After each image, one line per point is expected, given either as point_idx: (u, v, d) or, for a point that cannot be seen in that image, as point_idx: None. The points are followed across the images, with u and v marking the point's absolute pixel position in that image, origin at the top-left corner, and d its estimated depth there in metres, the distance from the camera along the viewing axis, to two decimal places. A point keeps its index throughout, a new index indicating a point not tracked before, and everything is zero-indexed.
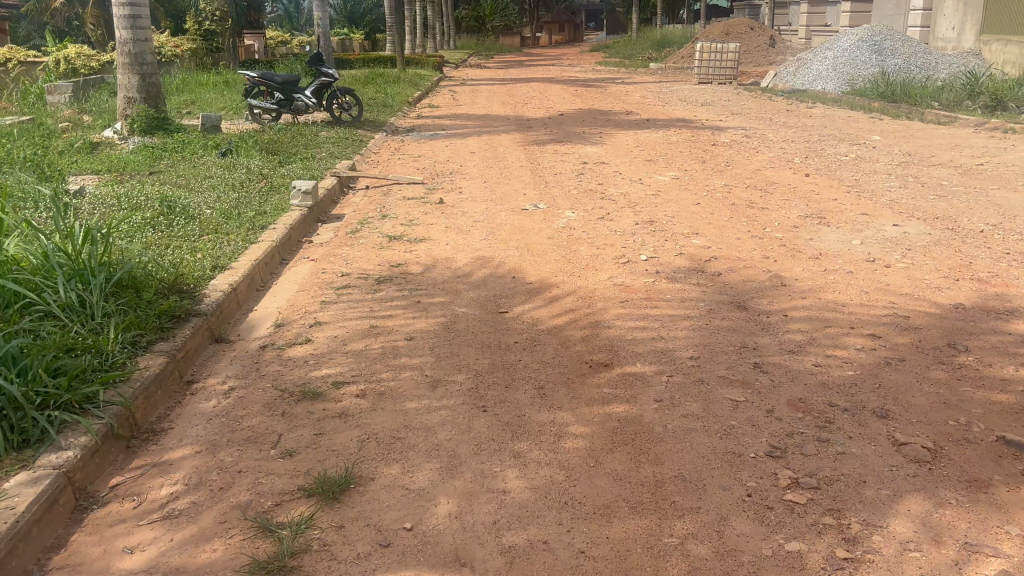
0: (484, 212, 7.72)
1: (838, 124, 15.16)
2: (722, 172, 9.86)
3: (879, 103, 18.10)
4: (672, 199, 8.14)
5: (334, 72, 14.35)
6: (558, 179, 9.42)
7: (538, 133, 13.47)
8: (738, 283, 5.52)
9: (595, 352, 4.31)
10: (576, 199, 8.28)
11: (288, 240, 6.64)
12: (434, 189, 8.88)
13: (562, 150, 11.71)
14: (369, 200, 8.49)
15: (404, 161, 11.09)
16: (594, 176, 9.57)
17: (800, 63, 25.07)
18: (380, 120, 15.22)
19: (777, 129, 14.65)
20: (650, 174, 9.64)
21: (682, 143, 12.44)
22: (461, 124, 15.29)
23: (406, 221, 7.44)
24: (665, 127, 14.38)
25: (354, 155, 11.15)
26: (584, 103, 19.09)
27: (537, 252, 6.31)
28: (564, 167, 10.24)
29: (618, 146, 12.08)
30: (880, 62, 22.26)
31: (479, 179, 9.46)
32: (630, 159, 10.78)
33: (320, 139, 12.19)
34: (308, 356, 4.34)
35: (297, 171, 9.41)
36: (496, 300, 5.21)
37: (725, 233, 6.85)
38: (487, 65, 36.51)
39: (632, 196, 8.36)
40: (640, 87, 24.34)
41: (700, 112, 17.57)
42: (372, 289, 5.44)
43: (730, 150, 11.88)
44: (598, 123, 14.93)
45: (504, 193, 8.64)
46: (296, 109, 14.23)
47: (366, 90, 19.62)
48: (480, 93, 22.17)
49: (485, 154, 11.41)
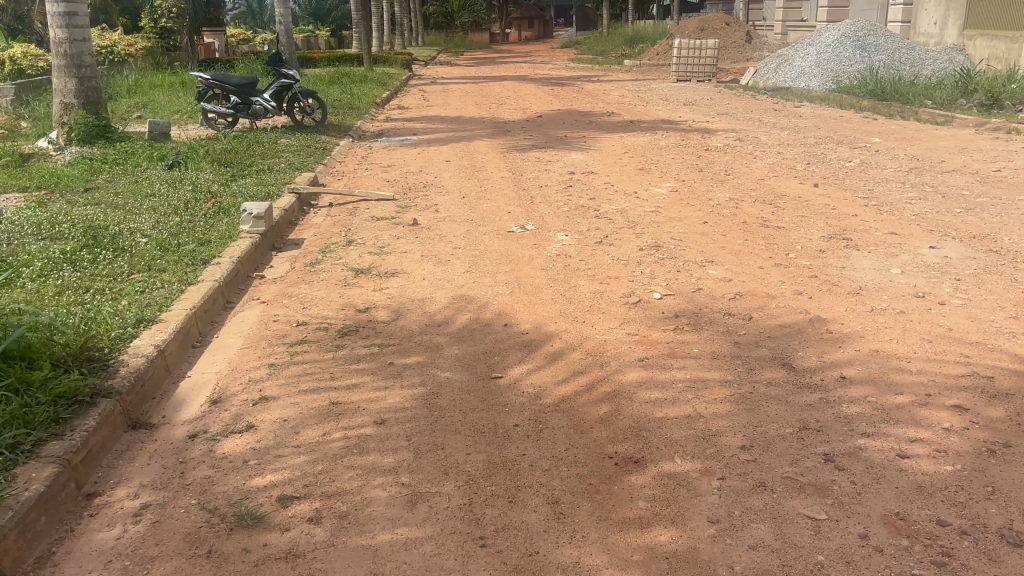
0: (465, 236, 6.77)
1: (832, 125, 14.37)
2: (723, 182, 8.99)
3: (869, 102, 17.35)
4: (675, 218, 7.25)
5: (295, 74, 13.31)
6: (544, 193, 8.50)
7: (517, 139, 12.52)
8: (774, 328, 4.61)
9: (618, 439, 3.37)
10: (567, 218, 7.36)
11: (234, 278, 5.63)
12: (407, 207, 7.91)
13: (544, 157, 10.79)
14: (332, 221, 7.50)
15: (372, 173, 10.10)
16: (584, 189, 8.66)
17: (781, 60, 24.34)
18: (346, 124, 14.18)
19: (769, 131, 13.82)
20: (645, 186, 8.75)
21: (673, 148, 11.58)
22: (433, 128, 14.30)
23: (376, 248, 6.47)
24: (651, 130, 13.51)
25: (317, 167, 10.13)
26: (561, 103, 18.17)
27: (529, 289, 5.37)
28: (548, 178, 9.32)
29: (605, 152, 11.18)
30: (865, 59, 21.56)
31: (456, 194, 8.50)
32: (619, 168, 9.89)
33: (280, 147, 11.15)
34: (248, 454, 3.36)
35: (251, 188, 8.38)
36: (486, 358, 4.25)
37: (744, 260, 5.96)
38: (456, 63, 35.48)
39: (630, 214, 7.46)
40: (617, 86, 23.45)
41: (684, 112, 16.72)
42: (333, 344, 4.45)
43: (725, 155, 11.02)
44: (579, 126, 14.02)
45: (486, 211, 7.69)
46: (254, 113, 13.17)
47: (331, 91, 18.55)
48: (451, 93, 21.16)
49: (461, 163, 10.46)
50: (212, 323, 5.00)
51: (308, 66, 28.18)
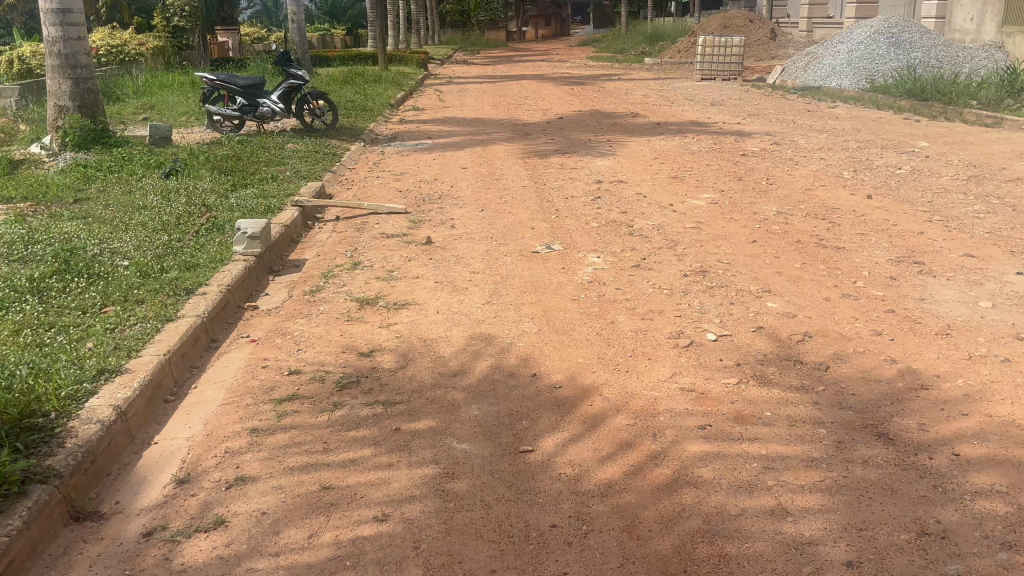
0: (486, 258, 6.03)
1: (872, 128, 13.54)
2: (766, 193, 8.21)
3: (908, 102, 16.49)
4: (719, 236, 6.48)
5: (304, 74, 12.61)
6: (571, 205, 7.75)
7: (538, 143, 11.79)
8: (859, 383, 3.85)
9: (686, 553, 2.63)
10: (598, 235, 6.61)
11: (220, 312, 4.91)
12: (421, 222, 7.18)
13: (568, 163, 10.05)
14: (337, 239, 6.77)
15: (383, 181, 9.39)
16: (615, 201, 7.90)
17: (809, 58, 23.43)
18: (358, 127, 13.48)
19: (806, 134, 13.00)
20: (681, 197, 7.98)
21: (706, 154, 10.80)
22: (450, 131, 13.58)
23: (384, 272, 5.74)
24: (681, 133, 12.73)
25: (325, 175, 9.42)
26: (583, 103, 17.40)
27: (561, 326, 4.62)
28: (574, 188, 8.58)
29: (633, 158, 10.42)
30: (899, 56, 20.66)
31: (474, 207, 7.77)
32: (650, 175, 9.13)
33: (286, 152, 10.46)
34: (214, 566, 2.64)
35: (250, 199, 7.67)
36: (512, 421, 3.51)
37: (806, 290, 5.20)
38: (472, 62, 34.74)
39: (668, 231, 6.68)
40: (640, 85, 22.63)
41: (713, 113, 15.93)
42: (330, 401, 3.73)
43: (763, 161, 10.24)
44: (604, 128, 13.26)
45: (507, 227, 6.94)
46: (261, 116, 12.48)
47: (343, 92, 17.87)
48: (468, 93, 20.43)
49: (480, 170, 9.74)
50: (190, 368, 4.27)
51: (322, 65, 27.54)
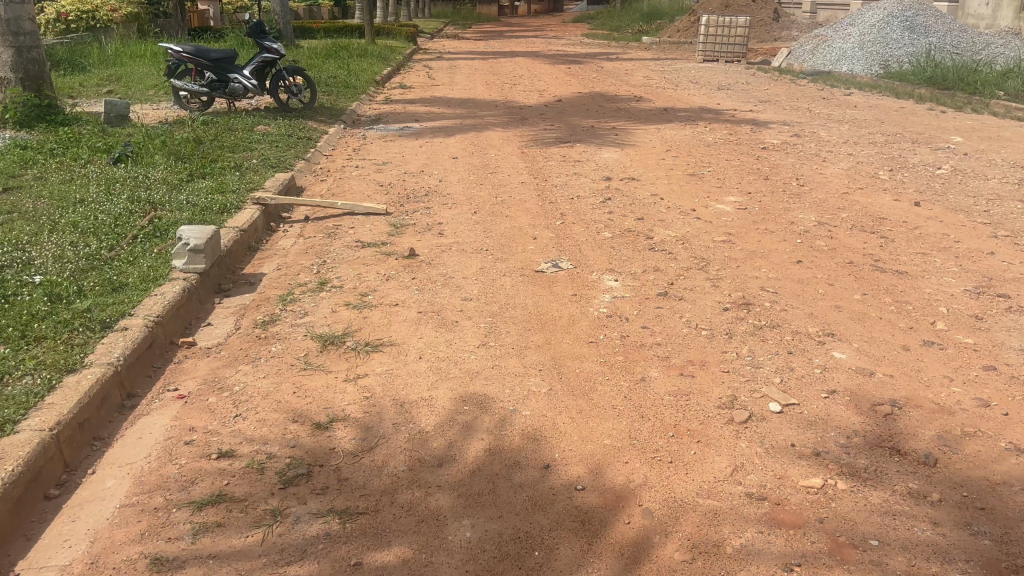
0: (480, 278, 5.01)
1: (895, 118, 12.56)
2: (798, 197, 7.21)
3: (927, 91, 15.53)
4: (756, 255, 5.48)
5: (280, 48, 11.48)
6: (577, 209, 6.73)
7: (537, 129, 10.76)
8: (982, 490, 2.88)
9: None
10: (613, 250, 5.58)
11: (144, 353, 3.86)
12: (403, 228, 6.14)
13: (570, 155, 9.02)
14: (303, 247, 5.72)
15: (362, 172, 8.33)
16: (627, 204, 6.88)
17: (817, 40, 22.37)
18: (338, 106, 12.37)
19: (826, 124, 12.02)
20: (703, 201, 6.96)
21: (722, 146, 9.80)
22: (439, 113, 12.50)
23: (356, 296, 4.70)
24: (690, 122, 11.70)
25: (297, 163, 8.34)
26: (582, 84, 16.31)
27: (577, 384, 3.61)
28: (580, 186, 7.54)
29: (643, 150, 9.39)
30: (914, 41, 19.68)
31: (465, 209, 6.73)
32: (664, 172, 8.10)
33: (256, 135, 9.37)
34: None
35: (205, 193, 6.59)
36: (520, 553, 2.52)
37: (877, 334, 4.21)
38: (464, 36, 33.49)
39: (694, 245, 5.66)
40: (640, 66, 21.53)
41: (721, 99, 14.91)
42: (268, 509, 2.72)
43: (787, 157, 9.25)
44: (608, 114, 12.23)
45: (505, 236, 5.93)
46: (231, 93, 11.35)
47: (324, 66, 16.69)
48: (458, 70, 19.26)
49: (473, 162, 8.69)
50: (90, 441, 3.23)
51: (307, 37, 26.23)
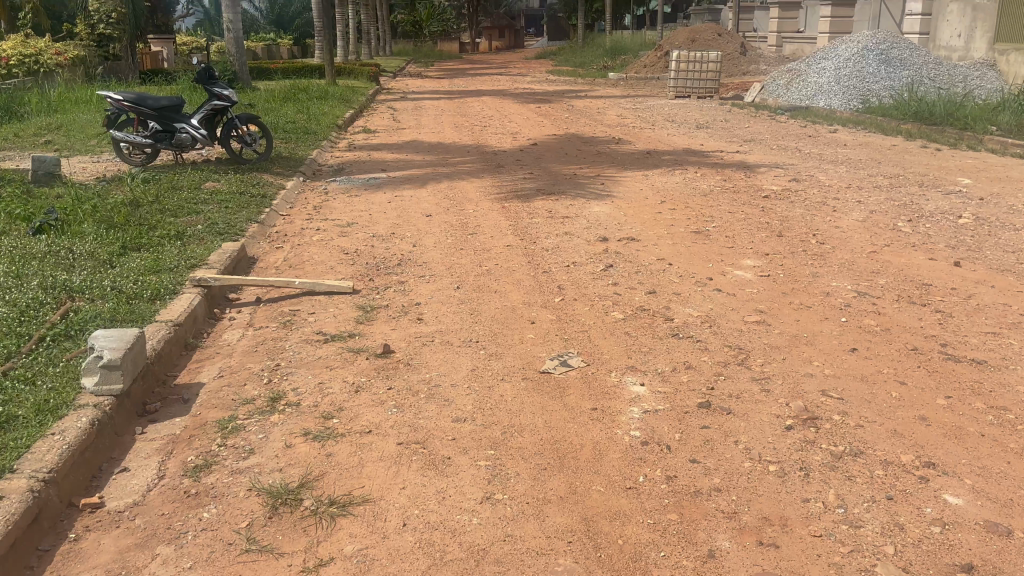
0: (473, 383, 4.03)
1: (891, 158, 11.91)
2: (822, 259, 6.36)
3: (915, 127, 15.01)
4: (800, 343, 4.58)
5: (232, 95, 10.51)
6: (575, 279, 5.80)
7: (516, 178, 9.89)
8: None
9: None
10: (628, 338, 4.64)
11: (26, 533, 2.82)
12: (374, 312, 5.15)
13: (556, 210, 8.12)
14: (252, 344, 4.71)
15: (324, 235, 7.34)
16: (632, 272, 5.97)
17: (791, 74, 21.92)
18: (297, 156, 11.39)
19: (820, 166, 11.32)
20: (718, 266, 6.08)
21: (720, 195, 8.98)
22: (408, 160, 11.58)
23: (317, 419, 3.71)
24: (678, 167, 10.91)
25: (249, 227, 7.33)
26: (555, 125, 15.52)
27: (623, 568, 2.65)
28: (574, 249, 6.63)
29: (635, 201, 8.53)
30: (891, 75, 19.30)
31: (444, 283, 5.76)
32: (665, 230, 7.22)
33: (204, 193, 8.36)
34: None
35: (136, 273, 5.55)
36: None
37: (987, 461, 3.31)
38: (427, 75, 32.74)
39: (723, 330, 4.75)
40: (611, 104, 20.89)
41: (704, 139, 14.22)
42: None
43: (793, 206, 8.46)
44: (589, 159, 11.42)
45: (498, 320, 4.97)
46: (178, 145, 10.35)
47: (282, 111, 15.71)
48: (424, 112, 18.36)
49: (448, 221, 7.75)
50: None
51: (264, 78, 25.28)
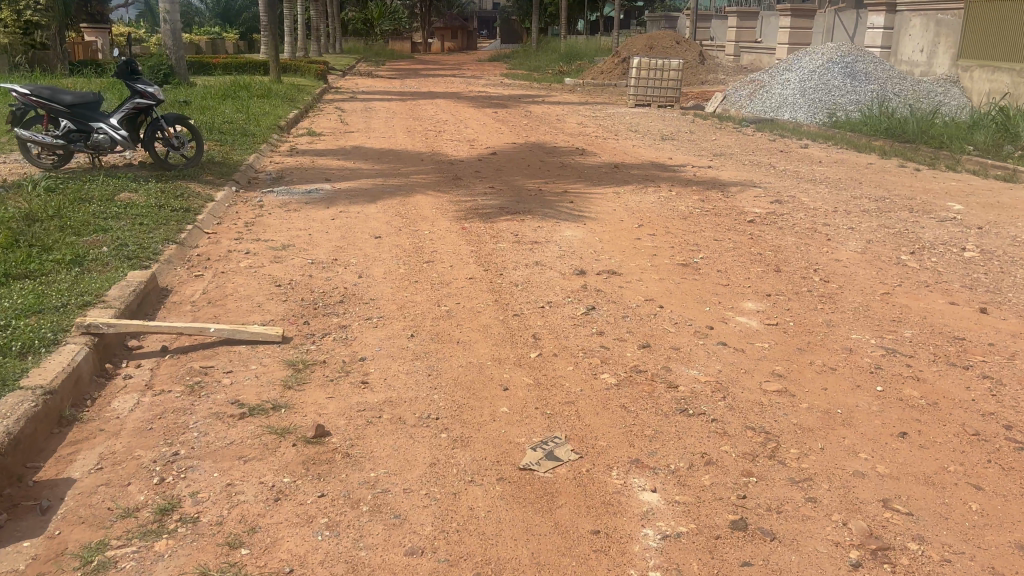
0: (433, 487, 3.07)
1: (871, 179, 11.28)
2: (831, 303, 5.54)
3: (886, 144, 14.51)
4: (836, 424, 3.72)
5: (158, 93, 9.37)
6: (552, 326, 4.86)
7: (476, 193, 8.95)
8: None
9: None
10: (626, 413, 3.73)
11: None
12: (308, 371, 4.14)
13: (523, 233, 7.19)
14: (147, 419, 3.67)
15: (255, 259, 6.29)
16: (619, 316, 5.07)
17: (754, 85, 21.35)
18: (231, 161, 10.27)
19: (798, 185, 10.62)
20: (717, 312, 5.21)
21: (700, 218, 8.14)
22: (355, 168, 10.54)
23: (221, 550, 2.71)
24: (650, 183, 10.08)
25: (164, 251, 6.24)
26: (514, 132, 14.61)
27: None
28: (548, 285, 5.70)
29: (609, 224, 7.65)
30: (857, 89, 18.87)
31: (395, 329, 4.78)
32: (648, 262, 6.34)
33: (116, 206, 7.24)
34: None
35: (8, 313, 4.44)
36: None
37: None
38: (377, 74, 31.53)
39: (740, 404, 3.86)
40: (570, 111, 20.06)
41: (671, 151, 13.48)
42: None
43: (782, 233, 7.68)
44: (554, 172, 10.54)
45: (461, 384, 4.01)
46: (94, 147, 9.18)
47: (218, 109, 14.51)
48: (373, 114, 17.30)
49: (400, 245, 6.76)
50: None
51: (204, 73, 23.87)
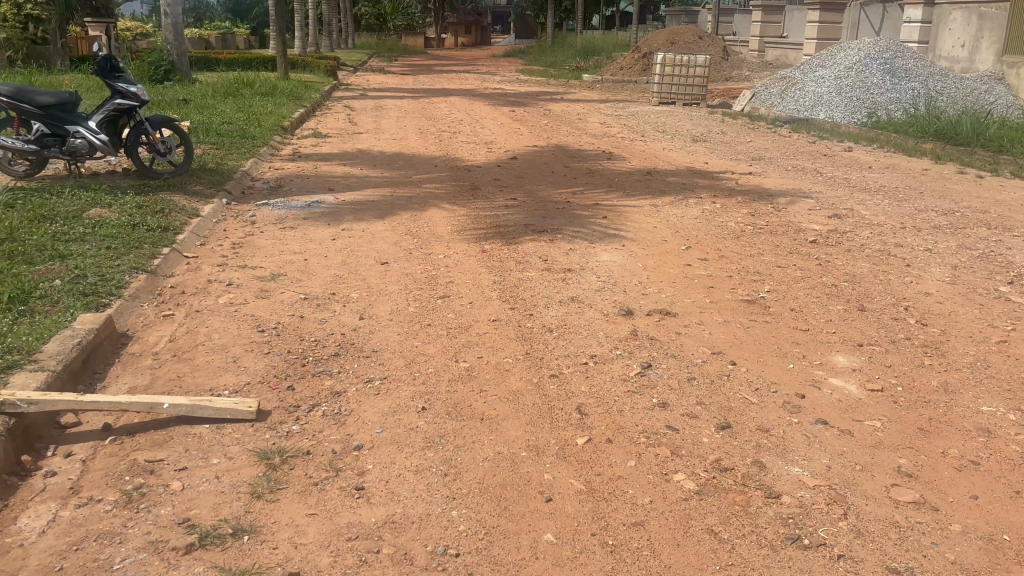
0: None
1: (931, 187, 10.22)
2: (939, 356, 4.49)
3: (937, 146, 13.43)
4: (1009, 562, 2.69)
5: (144, 95, 8.42)
6: (601, 394, 3.85)
7: (497, 206, 7.94)
8: None
9: None
10: (716, 547, 2.72)
11: None
12: (288, 470, 3.15)
13: (553, 258, 6.17)
14: (62, 551, 2.68)
15: (237, 294, 5.30)
16: (682, 378, 4.05)
17: (784, 82, 20.20)
18: (225, 168, 9.29)
19: (853, 195, 9.57)
20: (804, 374, 4.19)
21: (753, 237, 7.10)
22: (362, 175, 9.53)
23: None
24: (689, 193, 9.04)
25: (130, 284, 5.25)
26: (534, 134, 13.60)
27: None
28: (589, 331, 4.67)
29: (651, 246, 6.62)
30: (897, 87, 17.74)
31: (403, 398, 3.78)
32: (705, 297, 5.31)
33: (81, 224, 6.25)
34: None
35: None
36: None
37: None
38: (389, 70, 30.52)
39: (869, 527, 2.85)
40: (590, 109, 18.99)
41: (705, 155, 12.45)
42: None
43: (852, 257, 6.63)
44: (582, 181, 9.52)
45: (489, 491, 3.01)
46: (71, 155, 8.22)
47: (217, 109, 13.55)
48: (384, 113, 16.33)
49: (411, 273, 5.75)
50: None
51: (209, 70, 22.93)
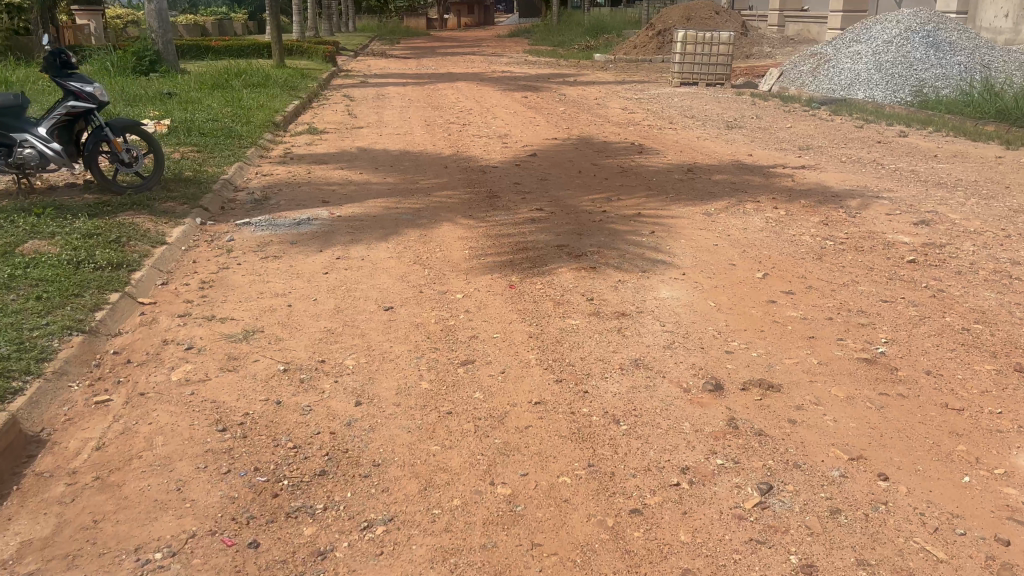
0: None
1: (1012, 179, 8.91)
2: None
3: (999, 129, 12.08)
4: None
5: (102, 96, 7.13)
6: (711, 548, 2.61)
7: (520, 220, 6.68)
8: None
9: None
10: None
11: None
12: None
13: (600, 296, 4.91)
14: None
15: (199, 363, 4.06)
16: (820, 509, 2.80)
17: (815, 58, 18.78)
18: (203, 176, 8.04)
19: (928, 193, 8.27)
20: (989, 492, 2.93)
21: (837, 257, 5.82)
22: (361, 181, 8.27)
23: None
24: (742, 195, 7.75)
25: (58, 353, 4.00)
26: (552, 124, 12.31)
27: None
28: (670, 419, 3.42)
29: (719, 275, 5.35)
30: (942, 61, 16.31)
31: (419, 564, 2.55)
32: (810, 356, 4.05)
33: (9, 264, 5.01)
34: None
35: None
36: None
37: None
38: (391, 54, 29.16)
39: None
40: (608, 93, 17.62)
41: (743, 144, 11.14)
42: None
43: (969, 282, 5.33)
44: (615, 182, 8.24)
45: None
46: (20, 169, 7.00)
47: (203, 104, 12.28)
48: (385, 102, 15.03)
49: (423, 324, 4.51)
50: None
51: (200, 58, 21.60)
